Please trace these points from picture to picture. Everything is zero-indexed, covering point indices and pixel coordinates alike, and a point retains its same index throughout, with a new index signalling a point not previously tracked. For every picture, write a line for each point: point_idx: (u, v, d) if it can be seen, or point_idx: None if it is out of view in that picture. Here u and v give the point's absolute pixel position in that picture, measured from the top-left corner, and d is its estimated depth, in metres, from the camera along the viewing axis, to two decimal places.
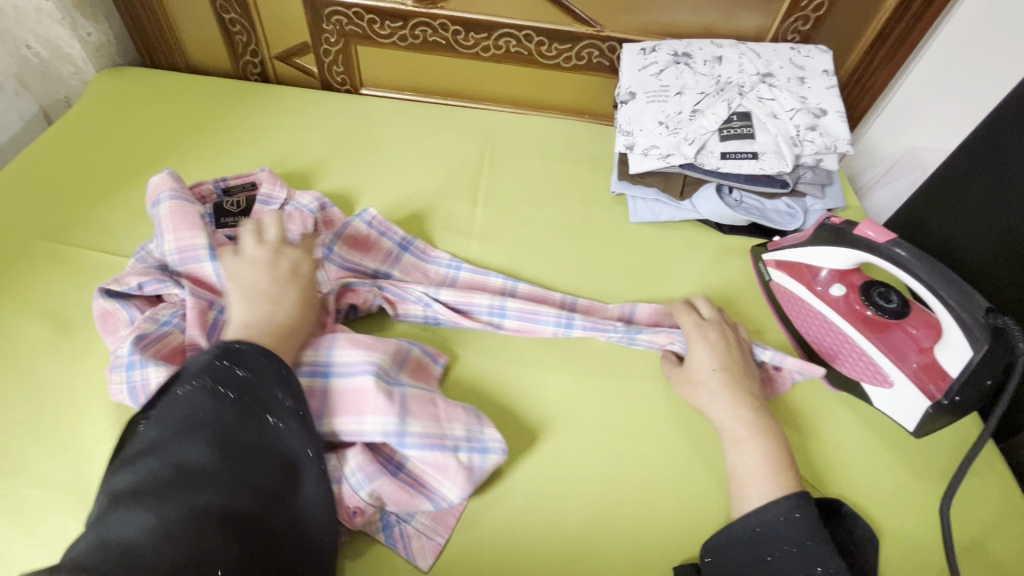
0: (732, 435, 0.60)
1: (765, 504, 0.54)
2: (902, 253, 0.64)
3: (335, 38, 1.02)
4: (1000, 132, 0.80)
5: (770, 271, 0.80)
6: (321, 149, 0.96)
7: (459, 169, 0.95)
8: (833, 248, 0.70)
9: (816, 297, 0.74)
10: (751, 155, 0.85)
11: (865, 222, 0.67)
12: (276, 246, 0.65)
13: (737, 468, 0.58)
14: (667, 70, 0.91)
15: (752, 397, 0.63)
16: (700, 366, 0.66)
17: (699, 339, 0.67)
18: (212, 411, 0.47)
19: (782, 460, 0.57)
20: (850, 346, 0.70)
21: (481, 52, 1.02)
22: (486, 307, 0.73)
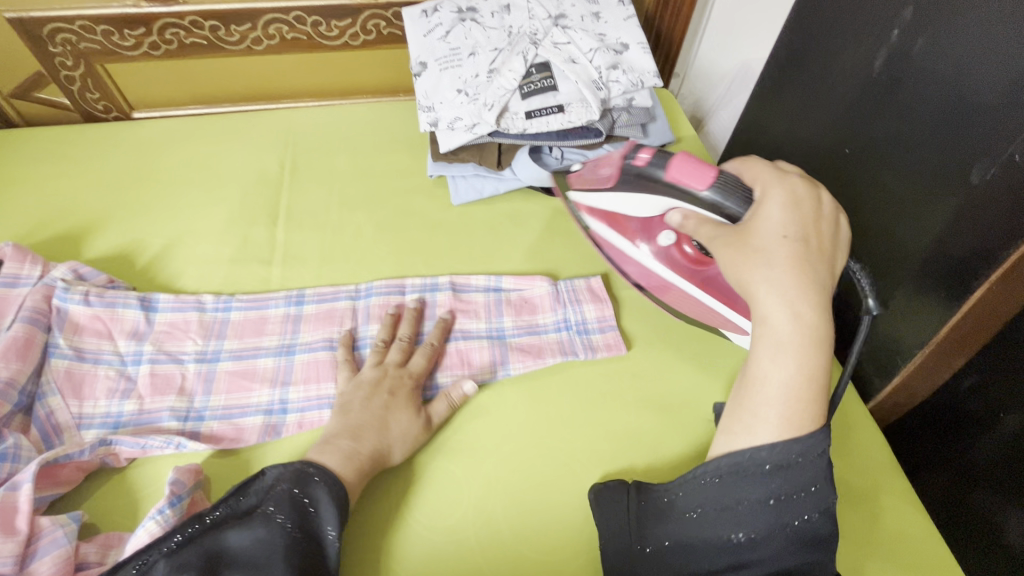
0: (779, 332, 0.48)
1: (788, 440, 0.46)
2: (709, 193, 0.54)
3: (72, 61, 0.85)
4: (798, 36, 0.79)
5: (584, 218, 0.69)
6: (85, 196, 0.81)
7: (256, 185, 0.84)
8: (639, 197, 0.60)
9: (642, 253, 0.66)
10: (556, 108, 0.77)
11: (682, 158, 0.56)
12: (384, 367, 0.63)
13: (767, 382, 0.48)
14: (454, 31, 0.82)
15: (822, 295, 0.49)
16: (767, 230, 0.50)
17: (774, 195, 0.52)
18: (270, 547, 0.45)
19: (819, 380, 0.48)
20: (681, 292, 0.66)
21: (253, 46, 0.88)
22: (265, 403, 0.63)
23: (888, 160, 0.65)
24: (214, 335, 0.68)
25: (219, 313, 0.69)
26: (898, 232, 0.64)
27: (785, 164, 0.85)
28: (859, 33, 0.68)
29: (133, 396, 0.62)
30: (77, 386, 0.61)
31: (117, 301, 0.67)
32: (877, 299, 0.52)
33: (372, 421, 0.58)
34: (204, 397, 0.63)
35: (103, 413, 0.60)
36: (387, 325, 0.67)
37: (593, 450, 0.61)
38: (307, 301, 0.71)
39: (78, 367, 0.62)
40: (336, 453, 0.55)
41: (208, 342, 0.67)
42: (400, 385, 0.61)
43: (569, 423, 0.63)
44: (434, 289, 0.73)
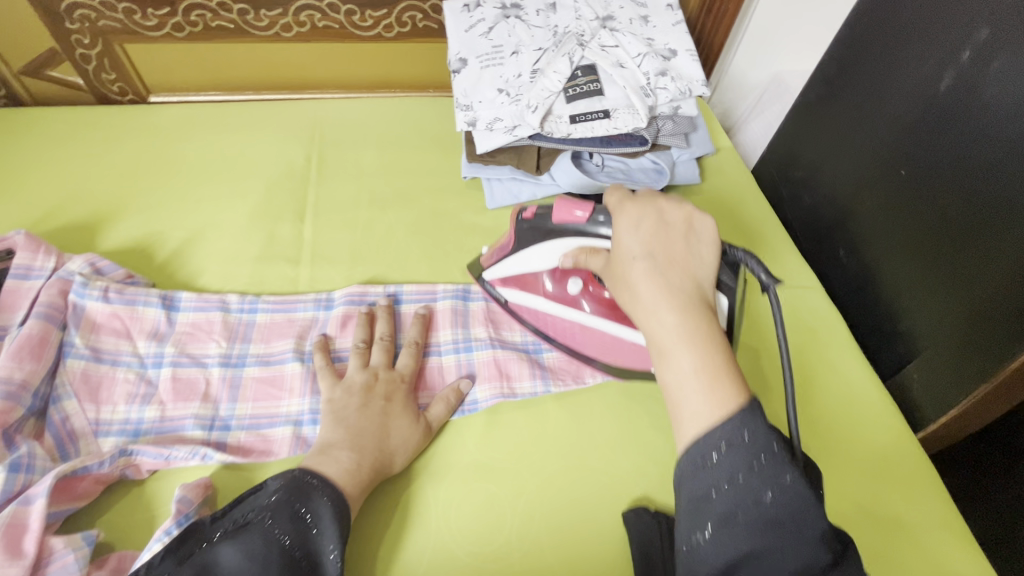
0: (657, 345, 0.45)
1: (704, 429, 0.40)
2: (594, 222, 0.56)
3: (90, 39, 0.81)
4: (849, 51, 0.77)
5: (499, 291, 0.69)
6: (100, 183, 0.77)
7: (280, 179, 0.80)
8: (536, 247, 0.62)
9: (559, 304, 0.65)
10: (602, 114, 0.74)
11: (558, 201, 0.58)
12: (375, 372, 0.60)
13: (668, 393, 0.44)
14: (496, 28, 0.78)
15: (683, 289, 0.47)
16: (622, 256, 0.50)
17: (616, 222, 0.52)
18: (266, 563, 0.41)
19: (721, 367, 0.42)
20: (619, 341, 0.63)
21: (281, 32, 0.84)
22: (293, 416, 0.58)
23: (925, 194, 0.66)
24: (238, 338, 0.64)
25: (244, 315, 0.66)
26: (944, 254, 0.64)
27: (826, 180, 0.83)
28: (915, 59, 0.67)
29: (154, 401, 0.58)
30: (94, 389, 0.58)
31: (138, 298, 0.63)
32: (770, 273, 0.49)
33: (369, 431, 0.55)
34: (230, 405, 0.59)
35: (122, 419, 0.57)
36: (365, 325, 0.64)
37: (641, 475, 0.58)
38: (335, 304, 0.68)
39: (95, 369, 0.59)
40: (336, 464, 0.51)
41: (232, 346, 0.63)
42: (394, 390, 0.59)
43: (616, 446, 0.60)
44: (467, 299, 0.70)
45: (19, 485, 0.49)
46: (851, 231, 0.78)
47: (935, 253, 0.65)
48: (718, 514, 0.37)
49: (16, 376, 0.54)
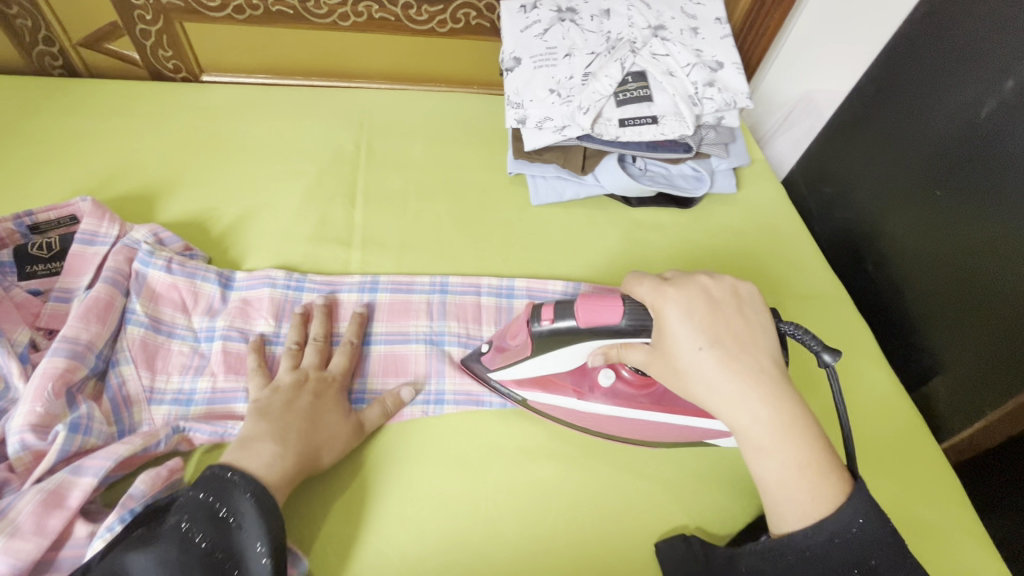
0: (751, 442, 0.48)
1: (809, 525, 0.46)
2: (626, 321, 0.51)
3: (152, 15, 0.83)
4: (891, 75, 0.80)
5: (512, 389, 0.62)
6: (156, 158, 0.79)
7: (330, 164, 0.82)
8: (564, 349, 0.55)
9: (590, 398, 0.60)
10: (650, 120, 0.77)
11: (580, 302, 0.52)
12: (304, 371, 0.59)
13: (764, 482, 0.48)
14: (551, 30, 0.81)
15: (763, 376, 0.48)
16: (680, 350, 0.48)
17: (667, 314, 0.49)
18: (180, 567, 0.43)
19: (815, 456, 0.47)
20: (666, 426, 0.60)
21: (339, 20, 0.86)
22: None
23: (967, 230, 0.69)
24: (285, 315, 0.65)
25: (291, 291, 0.67)
26: (970, 293, 0.68)
27: (856, 198, 0.86)
28: (955, 89, 0.71)
29: (206, 373, 0.60)
30: (150, 357, 0.59)
31: (197, 272, 0.64)
32: (828, 347, 0.50)
33: (292, 426, 0.54)
34: None
35: (175, 389, 0.58)
36: (297, 324, 0.64)
37: (680, 466, 0.61)
38: (381, 288, 0.70)
39: (153, 338, 0.60)
40: (260, 458, 0.51)
41: (281, 324, 0.65)
42: (326, 388, 0.59)
43: (656, 440, 0.62)
44: (511, 290, 0.72)
45: (77, 445, 0.51)
46: (879, 248, 0.82)
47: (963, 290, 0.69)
48: (824, 569, 0.45)
49: (78, 340, 0.56)
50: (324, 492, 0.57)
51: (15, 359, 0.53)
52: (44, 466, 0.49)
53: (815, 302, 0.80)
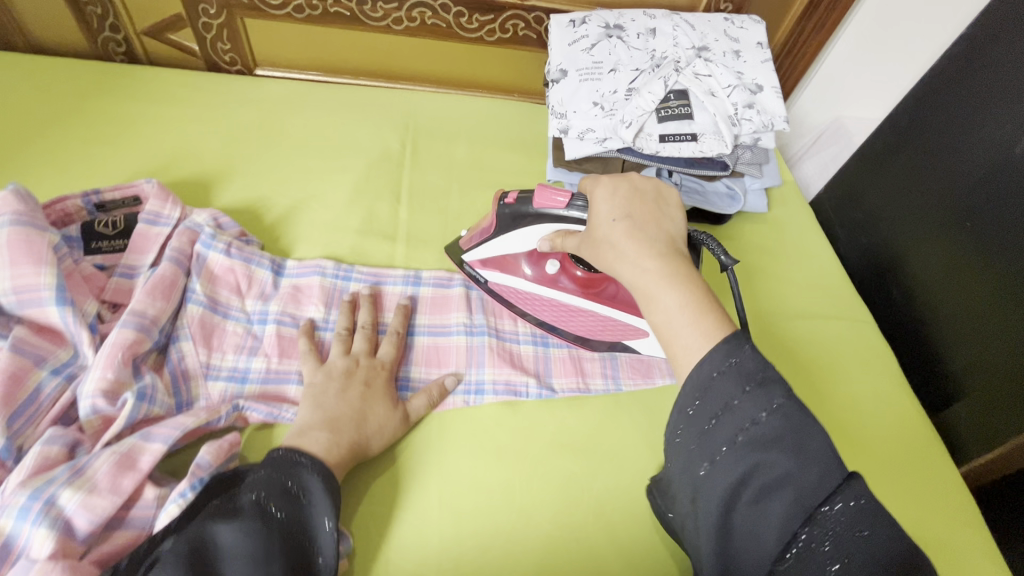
0: (640, 290, 0.48)
1: (700, 353, 0.43)
2: (571, 209, 0.61)
3: (215, 10, 0.86)
4: (926, 105, 0.83)
5: (477, 273, 0.73)
6: (210, 146, 0.82)
7: (377, 160, 0.85)
8: (520, 230, 0.66)
9: (536, 282, 0.71)
10: (690, 137, 0.80)
11: (537, 189, 0.62)
12: (355, 358, 0.62)
13: (660, 326, 0.46)
14: (599, 45, 0.84)
15: (661, 243, 0.50)
16: (601, 221, 0.53)
17: (598, 193, 0.55)
18: (264, 536, 0.44)
19: (704, 300, 0.45)
20: (597, 318, 0.71)
21: (392, 25, 0.90)
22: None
23: (993, 253, 0.72)
24: (333, 302, 0.68)
25: (339, 282, 0.70)
26: (998, 310, 0.71)
27: (884, 222, 0.88)
28: (988, 122, 0.73)
29: (259, 353, 0.63)
30: (207, 336, 0.62)
31: (253, 258, 0.68)
32: (727, 252, 0.57)
33: (346, 411, 0.56)
34: None
35: (230, 367, 0.61)
36: (346, 312, 0.66)
37: None
38: (423, 282, 0.73)
39: (210, 317, 0.63)
40: (317, 444, 0.53)
41: (329, 311, 0.68)
42: (375, 375, 0.61)
43: None
44: None
45: (143, 413, 0.53)
46: (907, 272, 0.84)
47: (991, 312, 0.72)
48: (717, 441, 0.41)
49: (149, 313, 0.59)
50: (369, 474, 0.59)
51: (86, 328, 0.56)
52: (114, 430, 0.52)
53: (841, 323, 0.82)
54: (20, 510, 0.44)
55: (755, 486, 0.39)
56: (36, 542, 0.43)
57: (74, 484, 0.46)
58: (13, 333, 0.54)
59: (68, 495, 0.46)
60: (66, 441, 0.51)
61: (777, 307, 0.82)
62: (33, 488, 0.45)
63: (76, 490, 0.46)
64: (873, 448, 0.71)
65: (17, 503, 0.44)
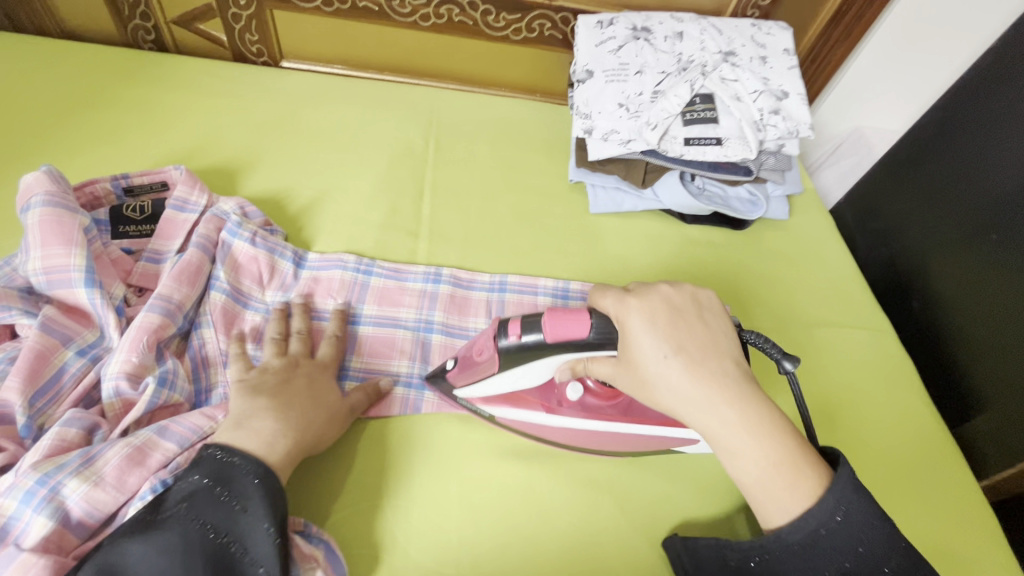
0: (722, 445, 0.50)
1: (798, 516, 0.48)
2: (591, 336, 0.52)
3: (245, 1, 0.87)
4: (952, 117, 0.82)
5: (480, 408, 0.61)
6: (236, 135, 0.83)
7: (400, 155, 0.85)
8: (534, 366, 0.55)
9: (557, 413, 0.60)
10: (715, 141, 0.80)
11: (547, 318, 0.53)
12: (294, 359, 0.59)
13: (745, 480, 0.50)
14: (626, 47, 0.84)
15: (727, 380, 0.50)
16: (650, 361, 0.51)
17: (632, 323, 0.51)
18: (185, 551, 0.43)
19: (791, 449, 0.49)
20: (640, 438, 0.60)
21: (420, 21, 0.90)
22: (404, 377, 0.65)
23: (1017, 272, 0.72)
24: (354, 296, 0.69)
25: (360, 276, 0.70)
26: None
27: (907, 234, 0.87)
28: (1017, 136, 0.73)
29: None
30: (229, 324, 0.62)
31: (277, 249, 0.68)
32: (788, 355, 0.54)
33: (294, 408, 0.53)
34: (348, 357, 0.65)
35: (249, 356, 0.61)
36: (277, 320, 0.63)
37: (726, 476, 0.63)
38: (443, 280, 0.73)
39: (233, 307, 0.63)
40: (256, 436, 0.50)
41: (350, 304, 0.68)
42: (315, 374, 0.58)
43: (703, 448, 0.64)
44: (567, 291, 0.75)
45: (163, 399, 0.53)
46: (931, 285, 0.83)
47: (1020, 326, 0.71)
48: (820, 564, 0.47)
49: (173, 298, 0.59)
50: (392, 467, 0.59)
51: (113, 311, 0.56)
52: (134, 415, 0.51)
53: (861, 332, 0.81)
54: (24, 494, 0.44)
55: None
56: (32, 528, 0.44)
57: (82, 473, 0.46)
58: (43, 312, 0.54)
59: (73, 485, 0.46)
60: (83, 424, 0.51)
61: (797, 314, 0.82)
62: (41, 472, 0.45)
63: (82, 480, 0.46)
64: (891, 459, 0.70)
65: (27, 485, 0.45)
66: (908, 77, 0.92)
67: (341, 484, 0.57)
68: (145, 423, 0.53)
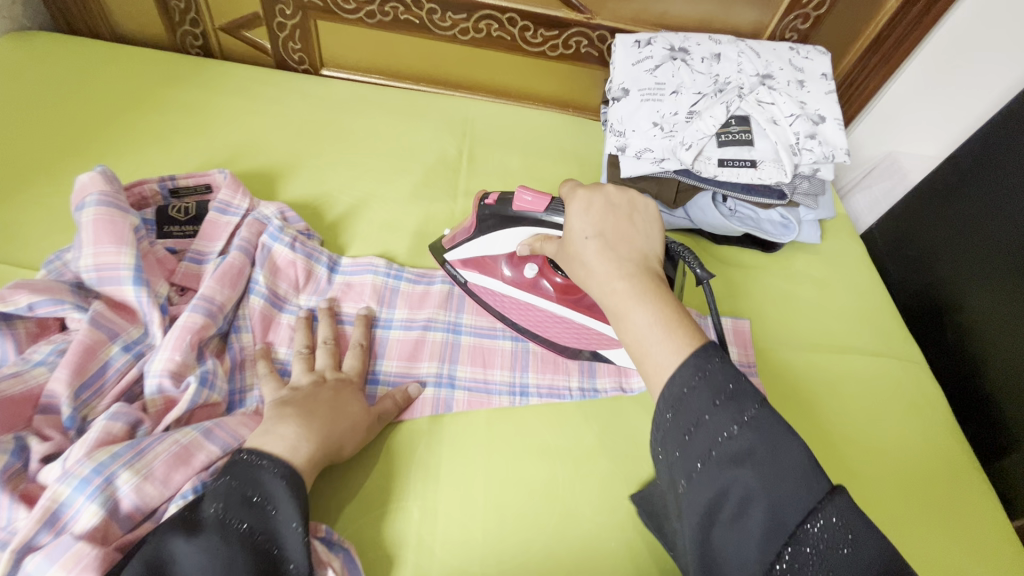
0: (612, 306, 0.47)
1: (670, 373, 0.42)
2: (548, 216, 0.59)
3: (292, 11, 0.89)
4: (996, 147, 0.81)
5: (459, 272, 0.71)
6: (277, 140, 0.85)
7: (435, 165, 0.86)
8: (498, 231, 0.64)
9: (512, 283, 0.70)
10: (750, 163, 0.80)
11: (517, 190, 0.60)
12: (321, 373, 0.59)
13: (629, 343, 0.46)
14: (663, 66, 0.84)
15: (635, 257, 0.49)
16: (573, 236, 0.51)
17: (572, 199, 0.53)
18: (225, 552, 0.42)
19: (675, 319, 0.45)
20: (568, 324, 0.69)
21: (459, 34, 0.92)
22: (433, 377, 0.66)
23: None
24: (385, 301, 0.70)
25: (391, 280, 0.72)
26: None
27: (944, 262, 0.86)
28: None
29: None
30: (266, 328, 0.64)
31: (313, 253, 0.69)
32: (702, 266, 0.54)
33: (322, 416, 0.54)
34: (378, 360, 0.66)
35: (285, 357, 0.63)
36: (303, 329, 0.63)
37: None
38: None
39: (271, 310, 0.65)
40: (281, 442, 0.50)
41: (381, 309, 0.69)
42: (343, 386, 0.59)
43: None
44: None
45: (203, 398, 0.55)
46: (968, 316, 0.82)
47: None
48: (696, 452, 0.40)
49: (218, 299, 0.61)
50: (422, 475, 0.59)
51: (158, 309, 0.58)
52: (177, 412, 0.53)
53: (893, 361, 0.80)
54: (80, 481, 0.46)
55: (733, 504, 0.38)
56: (84, 516, 0.45)
57: (134, 466, 0.48)
58: (93, 307, 0.56)
59: (125, 477, 0.47)
60: (129, 419, 0.52)
61: (827, 339, 0.81)
62: (98, 461, 0.47)
63: (134, 473, 0.47)
64: (922, 492, 0.69)
65: (83, 473, 0.46)
66: (946, 104, 0.91)
67: (368, 486, 0.58)
68: (187, 421, 0.54)
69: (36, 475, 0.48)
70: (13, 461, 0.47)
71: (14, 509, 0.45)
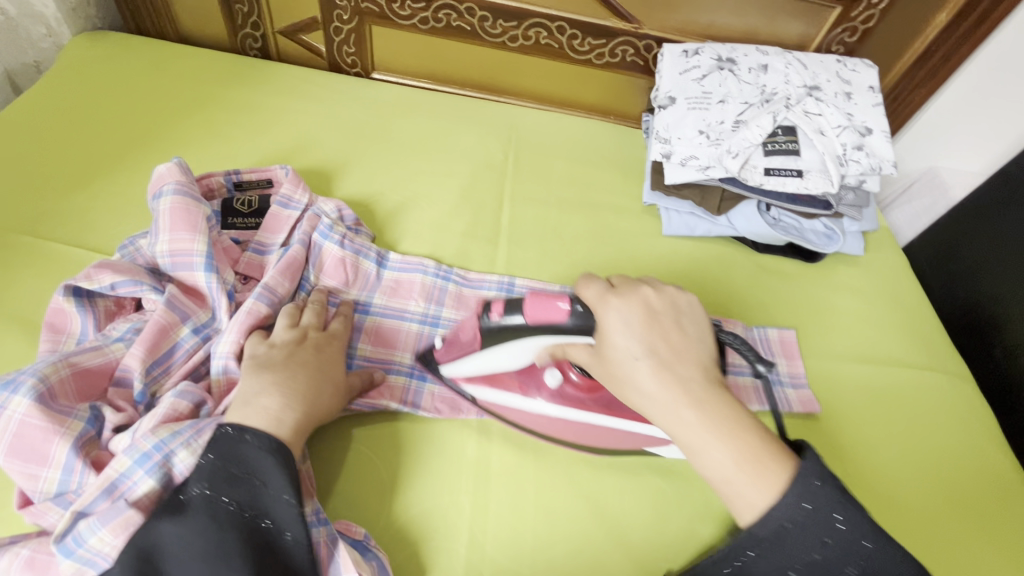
0: (687, 440, 0.49)
1: (763, 514, 0.46)
2: (571, 321, 0.53)
3: (349, 16, 0.93)
4: None
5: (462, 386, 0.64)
6: (331, 139, 0.88)
7: (482, 168, 0.88)
8: (508, 343, 0.58)
9: (530, 395, 0.63)
10: (796, 172, 0.81)
11: (527, 299, 0.55)
12: (303, 330, 0.59)
13: (710, 475, 0.48)
14: (710, 76, 0.86)
15: (695, 377, 0.50)
16: (620, 357, 0.50)
17: (609, 318, 0.51)
18: (213, 529, 0.45)
19: (755, 449, 0.47)
20: (598, 429, 0.62)
21: (508, 42, 0.94)
22: None
23: None
24: (433, 300, 0.72)
25: (440, 280, 0.73)
26: None
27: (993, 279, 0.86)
28: None
29: (363, 339, 0.67)
30: None
31: (362, 250, 0.72)
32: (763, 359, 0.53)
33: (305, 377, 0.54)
34: (427, 356, 0.68)
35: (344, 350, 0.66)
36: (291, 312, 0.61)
37: None
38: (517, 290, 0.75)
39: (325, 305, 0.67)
40: (262, 413, 0.50)
41: (429, 306, 0.71)
42: (324, 342, 0.59)
43: None
44: None
45: None
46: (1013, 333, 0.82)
47: None
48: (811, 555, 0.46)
49: (278, 291, 0.63)
50: (475, 466, 0.61)
51: (226, 295, 0.60)
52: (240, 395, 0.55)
53: (939, 375, 0.79)
54: (140, 455, 0.48)
55: None
56: (142, 488, 0.47)
57: (191, 445, 0.49)
58: (167, 290, 0.59)
59: (182, 455, 0.49)
60: (194, 398, 0.54)
61: (870, 351, 0.81)
62: (159, 437, 0.49)
63: (190, 452, 0.49)
64: (970, 507, 0.68)
65: (144, 448, 0.48)
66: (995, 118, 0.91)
67: (425, 474, 0.60)
68: None
69: (107, 444, 0.51)
70: (84, 430, 0.50)
71: (85, 473, 0.48)
